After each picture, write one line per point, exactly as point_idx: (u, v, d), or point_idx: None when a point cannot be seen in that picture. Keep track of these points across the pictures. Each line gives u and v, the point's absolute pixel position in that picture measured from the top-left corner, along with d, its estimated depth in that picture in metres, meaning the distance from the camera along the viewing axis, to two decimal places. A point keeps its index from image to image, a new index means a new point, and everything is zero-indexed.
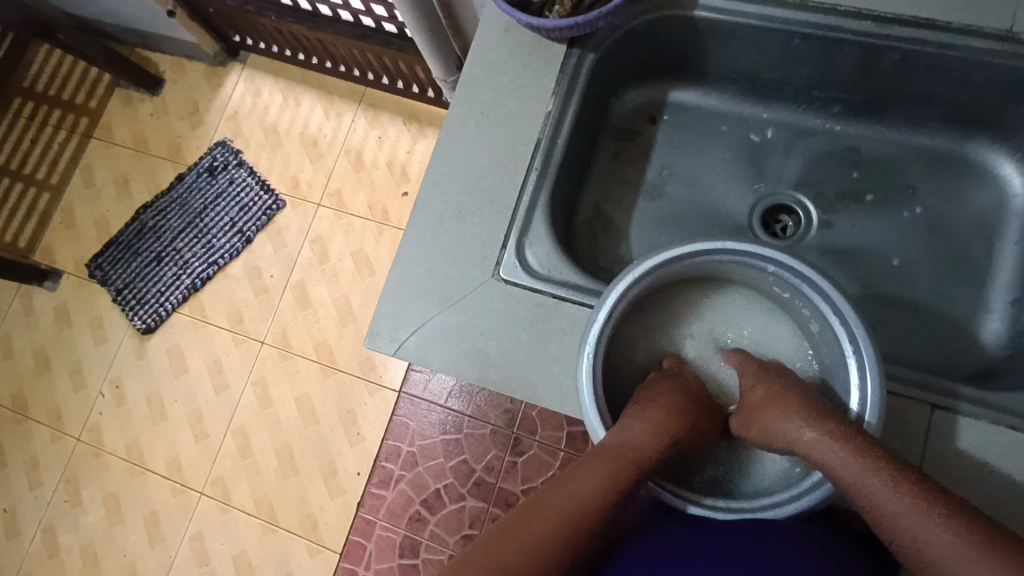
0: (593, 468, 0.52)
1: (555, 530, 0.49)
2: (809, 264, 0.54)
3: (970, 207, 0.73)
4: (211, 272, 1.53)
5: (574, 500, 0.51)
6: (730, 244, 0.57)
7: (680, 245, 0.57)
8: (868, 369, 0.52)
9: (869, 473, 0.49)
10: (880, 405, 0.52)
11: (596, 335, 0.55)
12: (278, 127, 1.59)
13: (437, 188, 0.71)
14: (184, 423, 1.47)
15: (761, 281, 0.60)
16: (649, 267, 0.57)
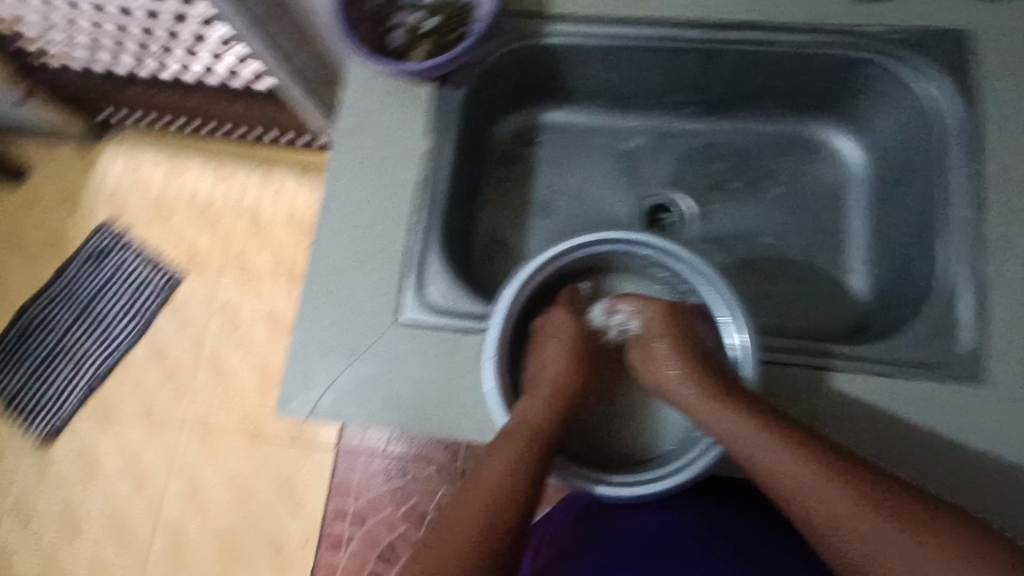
0: (504, 455, 0.55)
1: (483, 529, 0.51)
2: (678, 245, 0.59)
3: (823, 181, 0.80)
4: (112, 362, 1.43)
5: (490, 491, 0.53)
6: (606, 235, 0.60)
7: (564, 243, 0.61)
8: (742, 331, 0.57)
9: (757, 447, 0.53)
10: (756, 353, 0.58)
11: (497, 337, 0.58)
12: (165, 198, 1.51)
13: (329, 240, 0.70)
14: (109, 529, 1.35)
15: (642, 264, 0.65)
16: (537, 266, 0.60)
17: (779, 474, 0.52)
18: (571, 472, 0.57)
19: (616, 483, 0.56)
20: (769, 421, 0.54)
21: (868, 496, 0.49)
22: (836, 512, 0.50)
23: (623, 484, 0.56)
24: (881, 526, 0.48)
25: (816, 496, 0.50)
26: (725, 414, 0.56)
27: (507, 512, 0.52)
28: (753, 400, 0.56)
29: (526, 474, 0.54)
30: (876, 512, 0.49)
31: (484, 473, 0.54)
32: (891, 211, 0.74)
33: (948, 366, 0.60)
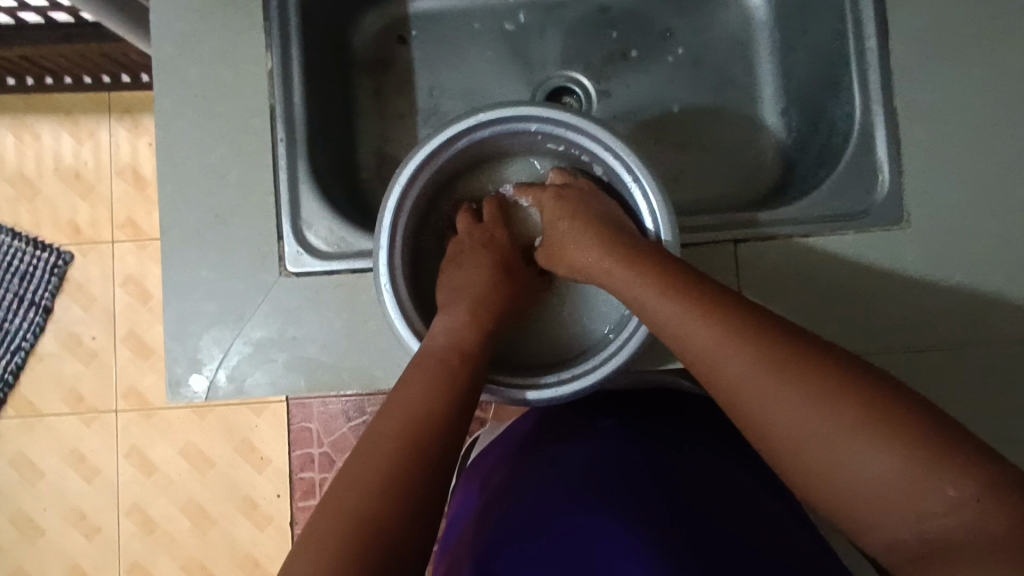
0: (429, 377, 0.48)
1: (409, 454, 0.44)
2: (566, 109, 0.51)
3: (726, 30, 0.73)
4: (21, 360, 1.20)
5: (416, 415, 0.46)
6: (483, 115, 0.52)
7: (436, 135, 0.52)
8: (649, 195, 0.51)
9: (659, 307, 0.47)
10: (671, 220, 0.51)
11: (387, 261, 0.50)
12: (25, 171, 1.22)
13: (180, 198, 0.60)
14: (67, 525, 1.19)
15: (534, 141, 0.57)
16: (410, 172, 0.52)
17: (682, 337, 0.46)
18: (501, 384, 0.51)
19: (549, 384, 0.50)
20: (673, 279, 0.47)
21: (784, 364, 0.42)
22: (745, 374, 0.43)
23: (559, 384, 0.50)
24: (796, 397, 0.41)
25: (722, 357, 0.44)
26: (629, 274, 0.49)
27: (437, 432, 0.46)
28: (664, 254, 0.49)
29: (456, 394, 0.48)
30: (791, 381, 0.42)
31: (407, 396, 0.48)
32: (796, 51, 0.68)
33: (871, 213, 0.57)
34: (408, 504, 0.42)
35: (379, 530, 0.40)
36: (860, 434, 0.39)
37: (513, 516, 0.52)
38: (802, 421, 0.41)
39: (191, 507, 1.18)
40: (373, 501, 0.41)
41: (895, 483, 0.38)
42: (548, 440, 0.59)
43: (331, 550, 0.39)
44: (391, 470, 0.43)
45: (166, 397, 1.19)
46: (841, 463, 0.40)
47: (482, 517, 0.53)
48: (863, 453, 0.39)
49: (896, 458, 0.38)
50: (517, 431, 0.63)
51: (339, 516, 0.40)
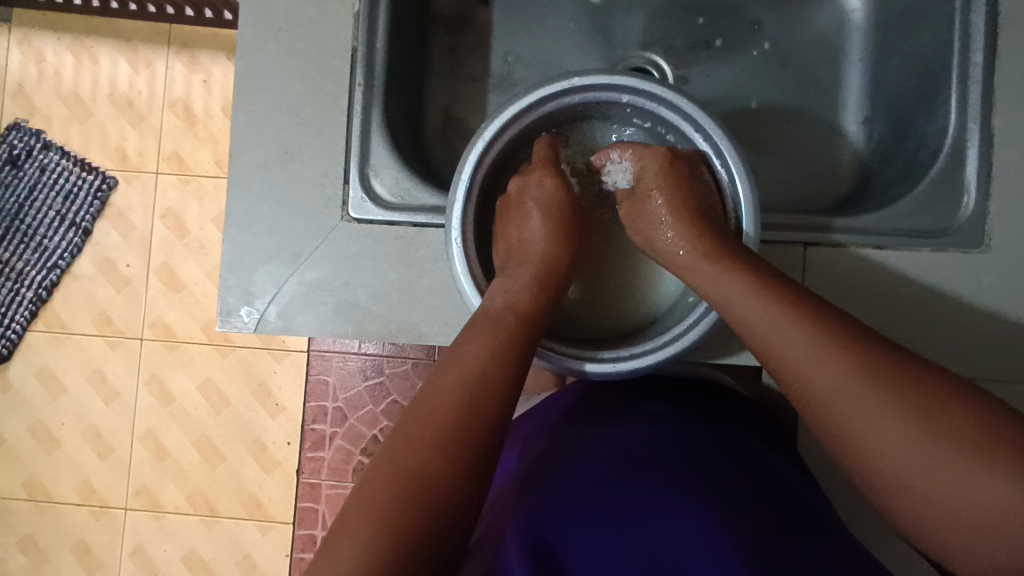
0: (486, 339, 0.48)
1: (464, 417, 0.45)
2: (664, 85, 0.51)
3: (815, 31, 0.71)
4: (55, 278, 1.20)
5: (471, 378, 0.47)
6: (579, 80, 0.52)
7: (528, 95, 0.52)
8: (737, 180, 0.51)
9: (756, 310, 0.47)
10: (754, 207, 0.51)
11: (462, 211, 0.51)
12: (80, 92, 1.22)
13: (252, 130, 0.60)
14: (82, 443, 1.20)
15: (620, 114, 0.57)
16: (498, 126, 0.52)
17: (777, 342, 0.46)
18: (558, 352, 0.52)
19: (607, 358, 0.51)
20: (772, 281, 0.48)
21: (877, 373, 0.43)
22: (839, 388, 0.43)
23: (616, 359, 0.51)
24: (891, 407, 0.42)
25: (815, 367, 0.44)
26: (717, 271, 0.49)
27: (491, 398, 0.46)
28: (744, 250, 0.50)
29: (511, 357, 0.48)
30: (886, 390, 0.42)
31: (462, 357, 0.48)
32: (891, 62, 0.66)
33: (950, 234, 0.57)
34: (464, 472, 0.43)
35: (434, 497, 0.42)
36: (953, 447, 0.40)
37: (560, 482, 0.52)
38: (896, 434, 0.41)
39: (202, 442, 1.19)
40: (430, 466, 0.43)
41: (992, 495, 0.38)
42: (594, 417, 0.60)
43: (391, 515, 0.40)
44: (447, 434, 0.44)
45: (192, 331, 1.20)
46: (931, 475, 0.40)
47: (527, 480, 0.54)
48: (957, 463, 0.39)
49: (990, 471, 0.39)
50: (558, 403, 0.64)
51: (397, 479, 0.42)
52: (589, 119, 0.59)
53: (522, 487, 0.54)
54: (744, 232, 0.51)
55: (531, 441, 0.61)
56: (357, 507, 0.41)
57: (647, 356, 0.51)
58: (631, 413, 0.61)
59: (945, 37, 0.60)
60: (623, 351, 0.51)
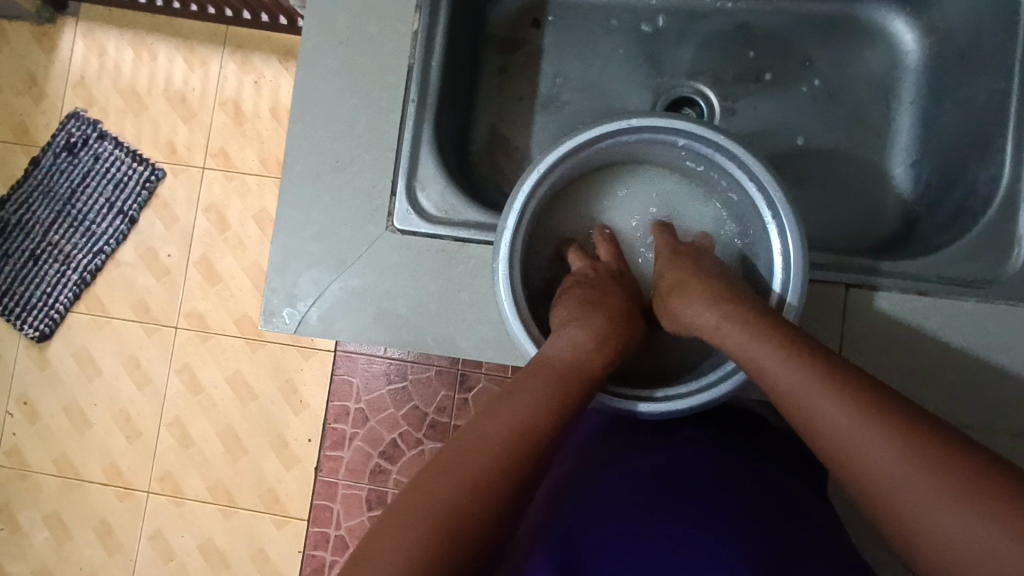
0: (540, 390, 0.48)
1: (511, 469, 0.43)
2: (720, 131, 0.51)
3: (863, 70, 0.71)
4: (100, 263, 1.24)
5: (525, 427, 0.45)
6: (635, 121, 0.52)
7: (584, 132, 0.53)
8: (787, 232, 0.50)
9: (781, 360, 0.46)
10: (803, 261, 0.50)
11: (510, 238, 0.52)
12: (137, 86, 1.27)
13: (307, 138, 0.62)
14: (112, 425, 1.24)
15: (673, 156, 0.57)
16: (553, 160, 0.53)
17: (775, 376, 0.46)
18: (593, 386, 0.52)
19: (642, 397, 0.52)
20: (795, 345, 0.47)
21: (870, 412, 0.42)
22: (835, 429, 0.43)
23: (651, 400, 0.51)
24: (882, 445, 0.41)
25: (814, 405, 0.44)
26: (746, 336, 0.48)
27: (541, 452, 0.45)
28: (784, 321, 0.49)
29: (563, 414, 0.47)
30: (877, 429, 0.42)
31: (517, 403, 0.46)
32: (942, 106, 0.66)
33: (998, 285, 0.56)
34: (500, 526, 0.42)
35: (470, 545, 0.40)
36: (938, 491, 0.38)
37: (582, 501, 0.53)
38: (880, 471, 0.41)
39: (226, 433, 1.22)
40: (472, 509, 0.41)
41: (972, 542, 0.37)
42: (623, 438, 0.60)
43: (432, 552, 0.38)
44: (495, 481, 0.42)
45: (225, 324, 1.23)
46: (907, 513, 0.39)
47: (553, 507, 0.53)
48: (939, 505, 0.38)
49: (969, 516, 0.37)
50: (588, 425, 0.63)
51: (440, 517, 0.40)
52: (641, 157, 0.59)
53: (551, 501, 0.55)
54: (791, 284, 0.50)
55: (559, 456, 0.61)
56: (396, 533, 0.39)
57: (683, 397, 0.51)
58: (663, 435, 0.60)
59: (1003, 86, 0.59)
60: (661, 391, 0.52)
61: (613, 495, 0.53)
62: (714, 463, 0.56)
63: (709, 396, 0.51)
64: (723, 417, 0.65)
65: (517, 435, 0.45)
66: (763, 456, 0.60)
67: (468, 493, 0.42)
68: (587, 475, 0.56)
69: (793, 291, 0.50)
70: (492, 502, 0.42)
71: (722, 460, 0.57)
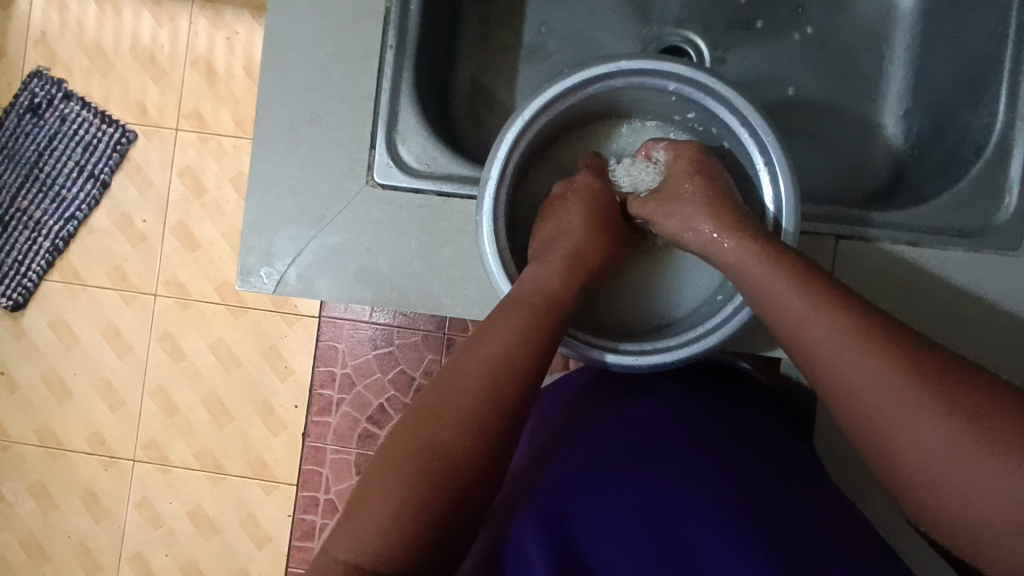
0: (512, 325, 0.47)
1: (486, 401, 0.44)
2: (711, 74, 0.49)
3: (858, 18, 0.69)
4: (73, 229, 1.20)
5: (497, 360, 0.45)
6: (624, 63, 0.50)
7: (570, 76, 0.50)
8: (779, 179, 0.49)
9: (779, 292, 0.46)
10: (794, 208, 0.49)
11: (494, 188, 0.50)
12: (102, 43, 1.21)
13: (280, 88, 0.60)
14: (93, 394, 1.22)
15: (663, 102, 0.55)
16: (538, 106, 0.51)
17: (778, 300, 0.46)
18: (580, 341, 0.51)
19: (630, 352, 0.50)
20: (806, 275, 0.46)
21: (875, 341, 0.43)
22: (833, 351, 0.43)
23: (639, 353, 0.50)
24: (877, 367, 0.42)
25: (814, 328, 0.44)
26: (757, 271, 0.47)
27: (516, 382, 0.45)
28: (786, 249, 0.47)
29: (539, 350, 0.47)
30: (874, 350, 0.42)
31: (489, 339, 0.46)
32: (936, 53, 0.64)
33: (985, 234, 0.55)
34: (483, 458, 0.42)
35: (454, 482, 0.41)
36: (926, 408, 0.40)
37: (571, 462, 0.52)
38: (873, 391, 0.42)
39: (211, 401, 1.20)
40: (450, 446, 0.42)
41: (951, 456, 0.39)
42: (610, 397, 0.59)
43: (414, 490, 0.40)
44: (470, 417, 0.43)
45: (205, 291, 1.20)
46: (894, 429, 0.41)
47: (542, 460, 0.53)
48: (924, 422, 0.40)
49: (953, 431, 0.39)
50: (573, 383, 0.63)
51: (418, 458, 0.41)
52: (630, 105, 0.57)
53: (537, 464, 0.53)
54: (783, 230, 0.49)
55: (546, 419, 0.60)
56: (380, 479, 0.41)
57: (667, 351, 0.50)
58: (649, 392, 0.59)
59: (999, 30, 0.57)
60: (648, 345, 0.50)
61: (608, 441, 0.53)
62: (703, 418, 0.56)
63: (700, 347, 0.49)
64: (709, 376, 0.65)
65: (491, 373, 0.45)
66: (747, 408, 0.60)
67: (447, 434, 0.42)
68: (575, 436, 0.55)
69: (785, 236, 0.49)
70: (472, 442, 0.42)
71: (711, 414, 0.56)
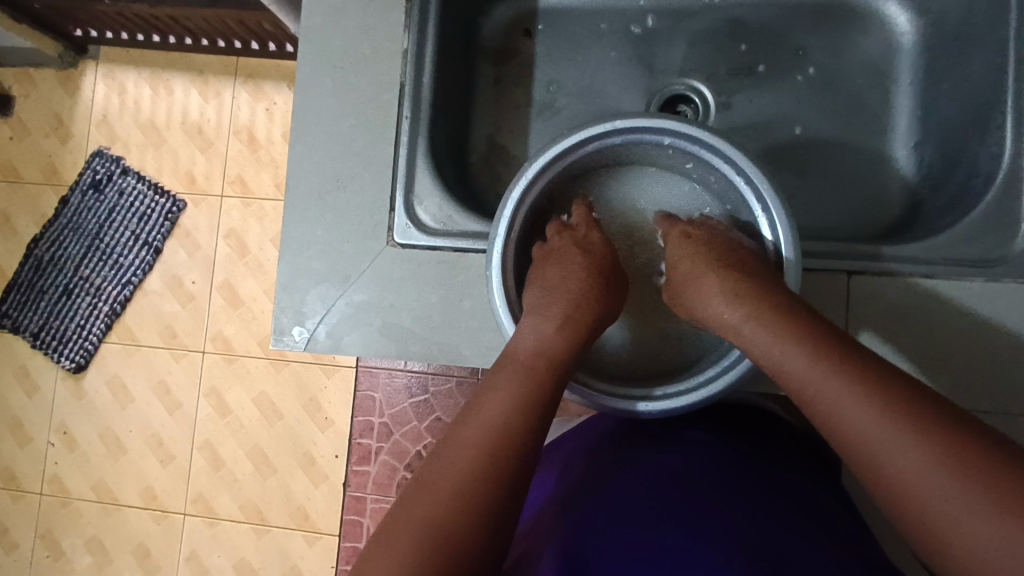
0: (509, 385, 0.49)
1: (484, 469, 0.44)
2: (705, 129, 0.51)
3: (862, 54, 0.70)
4: (128, 293, 1.29)
5: (494, 425, 0.47)
6: (620, 123, 0.52)
7: (569, 136, 0.53)
8: (777, 224, 0.50)
9: (783, 352, 0.46)
10: (795, 251, 0.50)
11: (502, 244, 0.53)
12: (155, 121, 1.32)
13: (307, 160, 0.64)
14: (147, 450, 1.27)
15: (662, 155, 0.57)
16: (541, 166, 0.53)
17: (782, 364, 0.47)
18: (592, 389, 0.52)
19: (637, 396, 0.51)
20: (806, 332, 0.47)
21: (877, 393, 0.43)
22: (851, 418, 0.43)
23: (648, 399, 0.51)
24: (899, 435, 0.41)
25: (825, 393, 0.44)
26: (763, 327, 0.48)
27: (515, 449, 0.46)
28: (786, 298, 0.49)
29: (546, 395, 0.49)
30: (891, 415, 0.42)
31: (485, 408, 0.48)
32: (942, 85, 0.65)
33: (1007, 264, 0.55)
34: (483, 526, 0.42)
35: (455, 549, 0.41)
36: (953, 473, 0.39)
37: (588, 512, 0.53)
38: (898, 458, 0.41)
39: (256, 453, 1.24)
40: (448, 515, 0.42)
41: (972, 515, 0.38)
42: (627, 446, 0.59)
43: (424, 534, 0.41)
44: (469, 484, 0.44)
45: (250, 346, 1.26)
46: (926, 500, 0.39)
47: (561, 509, 0.55)
48: (955, 491, 0.39)
49: (969, 487, 0.38)
50: (592, 432, 0.64)
51: (416, 530, 0.41)
52: (633, 159, 0.59)
53: (556, 517, 0.55)
54: (785, 273, 0.50)
55: (566, 471, 0.61)
56: (378, 552, 0.41)
57: (677, 396, 0.50)
58: (666, 441, 0.59)
59: (999, 62, 0.58)
60: (658, 390, 0.51)
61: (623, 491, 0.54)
62: (721, 466, 0.55)
63: (709, 392, 0.50)
64: (730, 419, 0.64)
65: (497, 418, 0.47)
66: (772, 453, 0.59)
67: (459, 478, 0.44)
68: (592, 484, 0.56)
69: (787, 279, 0.50)
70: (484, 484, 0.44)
71: (730, 462, 0.56)
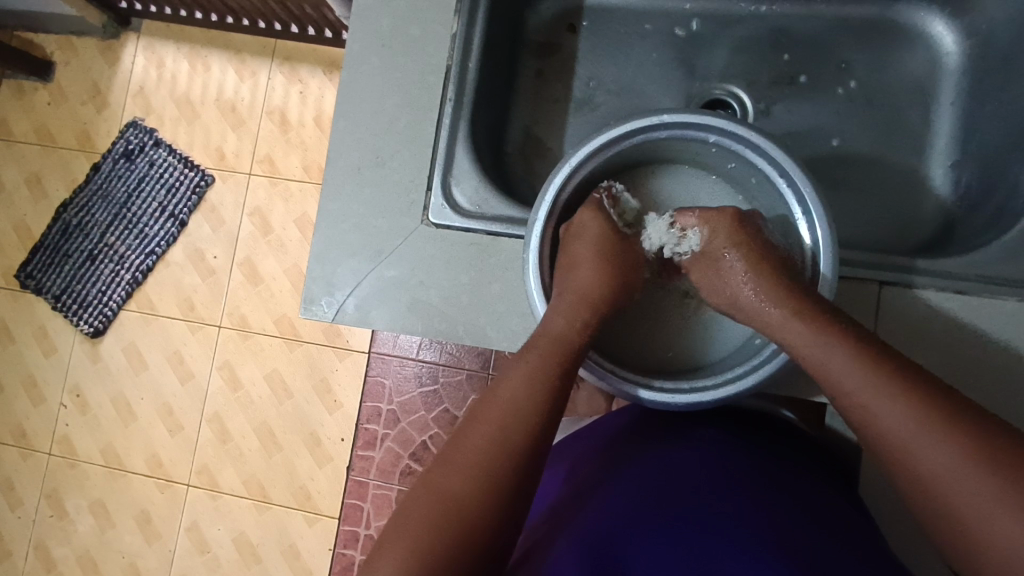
0: (528, 364, 0.49)
1: (482, 467, 0.45)
2: (749, 127, 0.51)
3: (904, 72, 0.71)
4: (151, 263, 1.30)
5: (507, 406, 0.47)
6: (667, 118, 0.53)
7: (616, 126, 0.54)
8: (817, 227, 0.50)
9: (828, 357, 0.46)
10: (834, 256, 0.50)
11: (541, 229, 0.53)
12: (190, 96, 1.34)
13: (348, 135, 0.66)
14: (156, 419, 1.29)
15: (704, 153, 0.58)
16: (585, 155, 0.54)
17: (830, 372, 0.46)
18: (616, 375, 0.52)
19: (666, 390, 0.51)
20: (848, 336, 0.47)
21: (935, 411, 0.42)
22: (903, 431, 0.43)
23: (675, 392, 0.51)
24: (948, 449, 0.41)
25: (879, 406, 0.44)
26: (811, 336, 0.47)
27: (527, 425, 0.46)
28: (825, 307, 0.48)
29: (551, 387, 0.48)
30: (940, 431, 0.42)
31: (496, 398, 0.48)
32: (985, 108, 0.65)
33: None
34: (492, 506, 0.43)
35: (471, 528, 0.42)
36: (1001, 499, 0.39)
37: (603, 505, 0.54)
38: (938, 473, 0.41)
39: (263, 430, 1.25)
40: (463, 492, 0.43)
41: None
42: (643, 442, 0.60)
43: (426, 537, 0.42)
44: (478, 461, 0.45)
45: (265, 324, 1.28)
46: (976, 522, 0.40)
47: (575, 501, 0.56)
48: (993, 509, 0.39)
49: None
50: (606, 427, 0.64)
51: (431, 506, 0.43)
52: (673, 156, 0.60)
53: (570, 509, 0.55)
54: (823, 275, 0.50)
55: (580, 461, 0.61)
56: (392, 528, 0.43)
57: (702, 391, 0.50)
58: (682, 433, 0.60)
59: None
60: (684, 385, 0.51)
61: (634, 489, 0.54)
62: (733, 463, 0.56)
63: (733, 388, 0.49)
64: (746, 421, 0.64)
65: (502, 415, 0.47)
66: (787, 456, 0.59)
67: (460, 480, 0.44)
68: (607, 480, 0.56)
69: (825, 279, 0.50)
70: (482, 484, 0.44)
71: (749, 461, 0.56)
